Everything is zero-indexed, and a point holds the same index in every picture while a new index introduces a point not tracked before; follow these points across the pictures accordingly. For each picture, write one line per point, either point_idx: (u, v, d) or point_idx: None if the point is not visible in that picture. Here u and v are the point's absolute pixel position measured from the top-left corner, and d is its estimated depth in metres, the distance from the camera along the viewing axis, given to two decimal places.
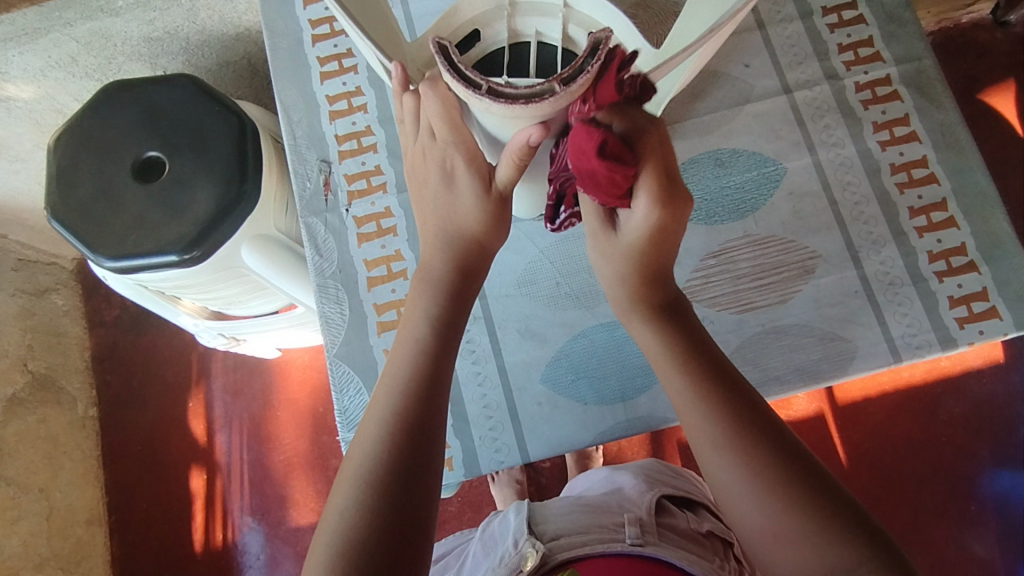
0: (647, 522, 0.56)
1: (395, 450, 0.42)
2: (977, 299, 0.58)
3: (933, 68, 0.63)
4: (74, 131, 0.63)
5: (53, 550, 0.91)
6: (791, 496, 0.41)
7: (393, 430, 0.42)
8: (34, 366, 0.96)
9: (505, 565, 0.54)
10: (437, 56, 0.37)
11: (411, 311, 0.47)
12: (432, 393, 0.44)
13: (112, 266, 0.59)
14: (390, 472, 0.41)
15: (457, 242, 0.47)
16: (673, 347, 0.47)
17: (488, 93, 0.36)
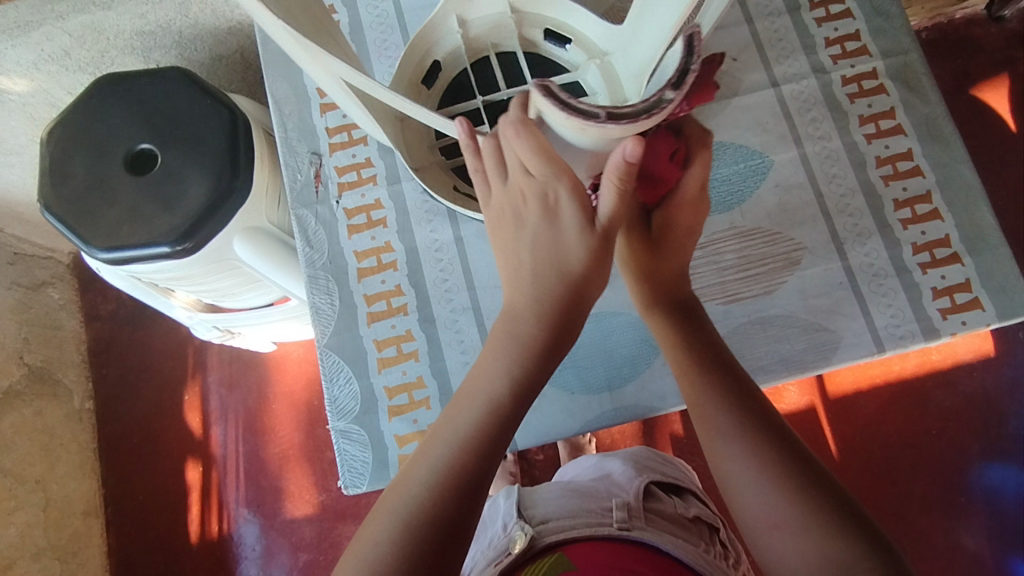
0: (634, 507, 0.56)
1: (449, 493, 0.40)
2: (960, 290, 0.58)
3: (919, 62, 0.64)
4: (67, 123, 0.63)
5: (50, 541, 0.92)
6: (785, 483, 0.42)
7: (442, 480, 0.40)
8: (30, 358, 0.97)
9: (495, 549, 0.55)
10: (546, 99, 0.39)
11: (488, 364, 0.45)
12: (498, 443, 0.42)
13: (105, 258, 0.59)
14: (437, 519, 0.39)
15: (552, 283, 0.45)
16: (692, 347, 0.50)
17: (609, 118, 0.38)
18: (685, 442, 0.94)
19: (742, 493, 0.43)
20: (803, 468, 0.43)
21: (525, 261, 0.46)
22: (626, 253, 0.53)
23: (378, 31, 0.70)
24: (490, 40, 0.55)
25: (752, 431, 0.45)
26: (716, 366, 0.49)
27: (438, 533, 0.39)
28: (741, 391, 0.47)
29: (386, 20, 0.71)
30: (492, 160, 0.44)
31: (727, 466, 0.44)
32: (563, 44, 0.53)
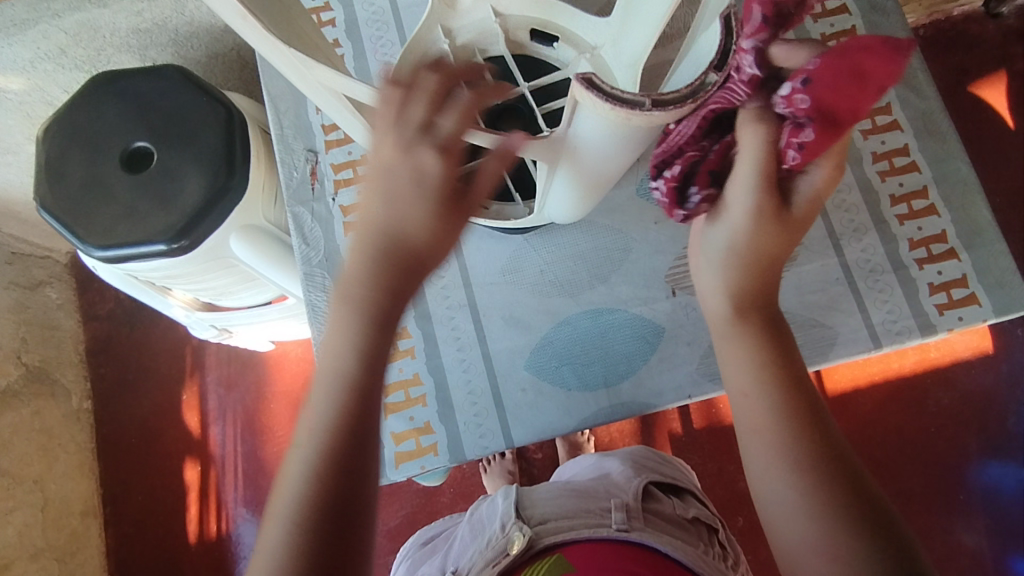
0: (632, 508, 0.56)
1: (330, 475, 0.39)
2: (957, 286, 0.58)
3: (915, 58, 0.64)
4: (64, 121, 0.63)
5: (48, 541, 0.92)
6: (822, 507, 0.40)
7: (319, 467, 0.39)
8: (28, 358, 0.97)
9: (493, 549, 0.54)
10: (589, 90, 0.36)
11: (336, 333, 0.41)
12: (363, 411, 0.40)
13: (101, 256, 0.59)
14: (322, 508, 0.38)
15: (386, 245, 0.41)
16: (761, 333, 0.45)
17: (655, 106, 0.36)
18: (683, 440, 0.94)
19: (784, 507, 0.41)
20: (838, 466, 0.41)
21: (380, 214, 0.41)
22: (764, 227, 0.44)
23: (374, 28, 0.70)
24: (477, 46, 0.54)
25: (800, 449, 0.41)
26: (771, 343, 0.45)
27: (324, 521, 0.38)
28: (802, 393, 0.43)
29: (382, 17, 0.71)
30: (384, 112, 0.40)
31: (772, 486, 0.42)
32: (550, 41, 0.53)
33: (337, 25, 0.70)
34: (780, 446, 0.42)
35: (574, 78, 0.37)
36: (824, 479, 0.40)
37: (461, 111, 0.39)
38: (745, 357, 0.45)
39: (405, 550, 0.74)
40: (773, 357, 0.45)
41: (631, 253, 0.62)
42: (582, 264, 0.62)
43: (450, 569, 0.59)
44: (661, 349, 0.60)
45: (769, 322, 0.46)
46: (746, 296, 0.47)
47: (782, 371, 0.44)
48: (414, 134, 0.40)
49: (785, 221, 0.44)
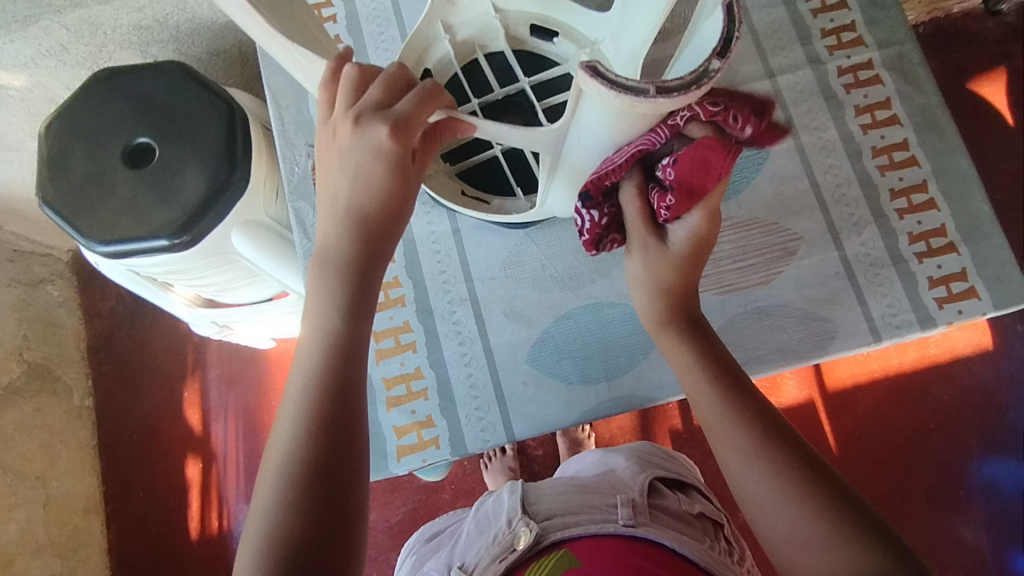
0: (639, 504, 0.56)
1: (315, 440, 0.40)
2: (956, 279, 0.58)
3: (914, 53, 0.64)
4: (66, 117, 0.63)
5: (50, 538, 0.92)
6: (798, 492, 0.42)
7: (308, 431, 0.40)
8: (30, 355, 0.97)
9: (499, 545, 0.55)
10: (595, 79, 0.35)
11: (314, 311, 0.44)
12: (346, 379, 0.42)
13: (103, 251, 0.59)
14: (315, 468, 0.39)
15: (358, 224, 0.43)
16: (700, 350, 0.49)
17: (659, 94, 0.36)
18: (684, 436, 0.94)
19: (763, 508, 0.43)
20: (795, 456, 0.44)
21: (346, 191, 0.43)
22: (649, 268, 0.50)
23: (375, 24, 0.71)
24: (477, 43, 0.55)
25: (758, 438, 0.45)
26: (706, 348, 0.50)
27: (317, 485, 0.39)
28: (744, 392, 0.47)
29: (383, 13, 0.71)
30: (343, 91, 0.41)
31: (744, 481, 0.44)
32: (550, 36, 0.54)
33: (338, 22, 0.71)
34: (747, 440, 0.45)
35: (579, 67, 0.36)
36: (791, 464, 0.43)
37: (421, 94, 0.41)
38: (683, 361, 0.50)
39: (408, 546, 0.74)
40: (715, 363, 0.49)
41: None
42: (582, 258, 0.62)
43: (455, 564, 0.59)
44: None
45: (694, 325, 0.51)
46: (674, 308, 0.51)
47: (727, 370, 0.48)
48: (367, 111, 0.40)
49: (671, 259, 0.49)
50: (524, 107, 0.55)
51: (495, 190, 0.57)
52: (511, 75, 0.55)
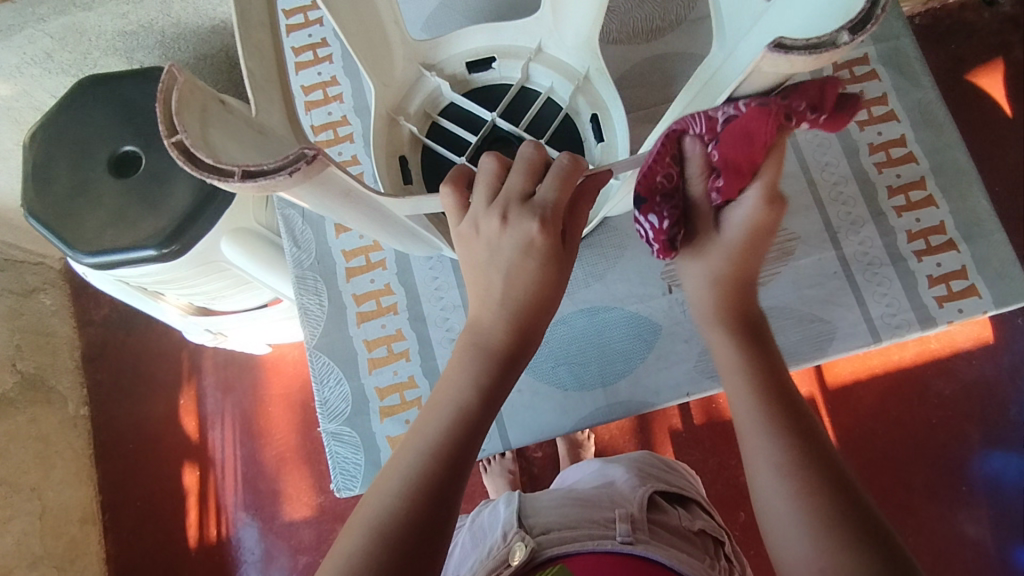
0: (638, 519, 0.55)
1: (413, 513, 0.37)
2: (956, 278, 0.58)
3: (910, 47, 0.64)
4: (50, 126, 0.62)
5: (47, 549, 0.92)
6: (812, 506, 0.38)
7: (411, 491, 0.38)
8: (23, 365, 0.96)
9: (494, 560, 0.54)
10: (788, 56, 0.29)
11: (454, 373, 0.42)
12: (465, 453, 0.40)
13: (90, 262, 0.58)
14: (408, 529, 0.37)
15: (520, 307, 0.41)
16: (752, 355, 0.45)
17: (856, 33, 0.28)
18: (684, 436, 0.93)
19: (777, 525, 0.39)
20: (819, 464, 0.40)
21: (497, 286, 0.42)
22: (706, 263, 0.45)
23: None
24: (427, 109, 0.58)
25: (789, 437, 0.41)
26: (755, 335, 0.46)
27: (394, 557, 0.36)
28: (786, 393, 0.43)
29: None
30: (485, 186, 0.42)
31: (762, 493, 0.40)
32: (489, 66, 0.58)
33: (324, 24, 0.72)
34: (786, 467, 0.39)
35: (764, 53, 0.30)
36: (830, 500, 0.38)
37: (559, 176, 0.40)
38: (731, 361, 0.45)
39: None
40: (770, 383, 0.43)
41: (626, 249, 0.61)
42: (577, 263, 0.61)
43: None
44: (658, 346, 0.60)
45: (755, 332, 0.46)
46: (732, 307, 0.46)
47: (782, 394, 0.43)
48: (513, 204, 0.41)
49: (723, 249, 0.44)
50: (513, 140, 0.55)
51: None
52: (475, 119, 0.58)
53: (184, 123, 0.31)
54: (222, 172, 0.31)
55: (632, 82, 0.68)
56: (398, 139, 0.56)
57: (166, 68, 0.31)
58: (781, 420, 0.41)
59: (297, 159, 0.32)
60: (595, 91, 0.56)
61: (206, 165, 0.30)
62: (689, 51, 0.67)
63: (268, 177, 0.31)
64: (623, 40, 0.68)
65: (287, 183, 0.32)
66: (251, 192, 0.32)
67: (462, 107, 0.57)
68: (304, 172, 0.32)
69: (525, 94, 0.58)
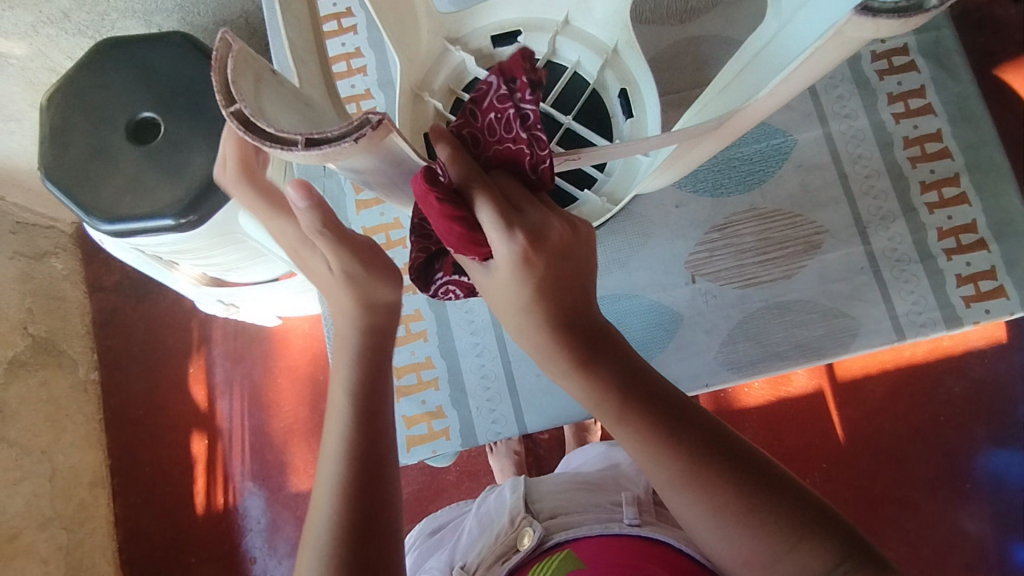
0: (644, 501, 0.56)
1: (347, 508, 0.41)
2: (985, 278, 0.58)
3: (951, 38, 0.64)
4: (67, 88, 0.61)
5: (57, 510, 0.93)
6: (727, 508, 0.38)
7: (343, 488, 0.42)
8: (34, 329, 0.97)
9: (502, 544, 0.55)
10: (875, 20, 0.29)
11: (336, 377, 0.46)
12: (372, 442, 0.44)
13: (107, 230, 0.58)
14: (348, 525, 0.41)
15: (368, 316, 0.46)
16: (604, 380, 0.39)
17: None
18: None
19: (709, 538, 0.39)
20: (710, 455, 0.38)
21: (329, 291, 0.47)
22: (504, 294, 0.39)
23: None
24: (451, 83, 0.56)
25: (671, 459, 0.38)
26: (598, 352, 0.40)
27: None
28: (641, 404, 0.39)
29: None
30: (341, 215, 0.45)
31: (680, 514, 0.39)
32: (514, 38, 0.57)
33: None
34: (703, 512, 0.38)
35: (850, 18, 0.29)
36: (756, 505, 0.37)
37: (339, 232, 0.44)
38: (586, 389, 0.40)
39: (409, 541, 0.73)
40: (650, 408, 0.39)
41: (653, 236, 0.62)
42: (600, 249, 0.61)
43: (457, 564, 0.57)
44: (679, 336, 0.60)
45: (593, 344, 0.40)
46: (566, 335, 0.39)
47: (640, 405, 0.39)
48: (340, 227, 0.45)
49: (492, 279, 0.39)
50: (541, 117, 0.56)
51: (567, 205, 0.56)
52: None
53: (242, 92, 0.31)
54: (287, 142, 0.31)
55: (663, 65, 0.66)
56: (421, 115, 0.55)
57: (220, 38, 0.31)
58: (669, 443, 0.38)
59: (362, 125, 0.31)
60: (623, 65, 0.55)
61: (265, 133, 0.30)
62: (724, 34, 0.66)
63: (332, 145, 0.31)
64: (654, 22, 0.67)
65: (351, 150, 0.31)
66: (314, 162, 0.32)
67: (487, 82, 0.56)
68: (368, 139, 0.31)
69: (550, 70, 0.57)
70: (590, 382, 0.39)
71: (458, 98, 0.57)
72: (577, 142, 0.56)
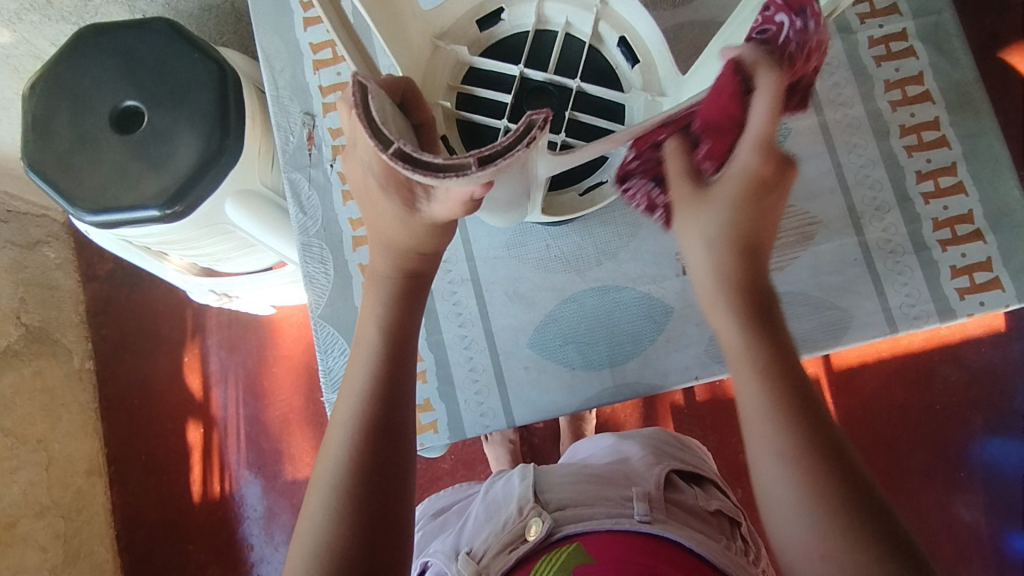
0: (655, 498, 0.55)
1: (362, 451, 0.45)
2: (980, 269, 0.58)
3: (951, 23, 0.62)
4: (49, 75, 0.60)
5: (54, 499, 0.93)
6: (822, 494, 0.39)
7: (360, 432, 0.45)
8: (28, 318, 0.96)
9: (509, 533, 0.54)
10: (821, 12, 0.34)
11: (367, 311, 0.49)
12: (394, 389, 0.47)
13: (93, 221, 0.57)
14: (358, 470, 0.44)
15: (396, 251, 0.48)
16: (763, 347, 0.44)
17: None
18: (686, 413, 0.93)
19: (783, 519, 0.40)
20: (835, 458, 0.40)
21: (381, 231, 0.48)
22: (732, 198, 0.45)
23: None
24: (447, 79, 0.55)
25: (795, 431, 0.41)
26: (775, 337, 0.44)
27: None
28: (797, 385, 0.43)
29: None
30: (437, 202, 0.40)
31: (768, 484, 0.41)
32: (497, 17, 0.55)
33: None
34: (794, 489, 0.39)
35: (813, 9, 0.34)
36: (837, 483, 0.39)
37: (445, 208, 0.40)
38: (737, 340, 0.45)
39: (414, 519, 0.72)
40: (777, 368, 0.43)
41: (645, 227, 0.61)
42: (589, 240, 0.61)
43: (463, 549, 0.56)
44: (668, 329, 0.60)
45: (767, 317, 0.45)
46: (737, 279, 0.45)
47: (796, 385, 0.43)
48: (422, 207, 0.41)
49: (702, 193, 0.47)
50: (550, 89, 0.55)
51: (599, 168, 0.56)
52: (497, 80, 0.56)
53: (393, 132, 0.34)
54: (460, 166, 0.33)
55: None
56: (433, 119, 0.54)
57: (354, 83, 0.33)
58: (787, 401, 0.42)
59: (529, 128, 0.33)
60: (616, 13, 0.53)
61: (439, 166, 0.33)
62: (719, 19, 0.64)
63: (506, 156, 0.33)
64: (647, 6, 0.65)
65: (521, 155, 0.34)
66: (484, 179, 0.35)
67: (483, 69, 0.55)
68: (536, 142, 0.33)
69: (541, 39, 0.56)
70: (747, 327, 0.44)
71: (460, 92, 0.55)
72: (594, 105, 0.55)
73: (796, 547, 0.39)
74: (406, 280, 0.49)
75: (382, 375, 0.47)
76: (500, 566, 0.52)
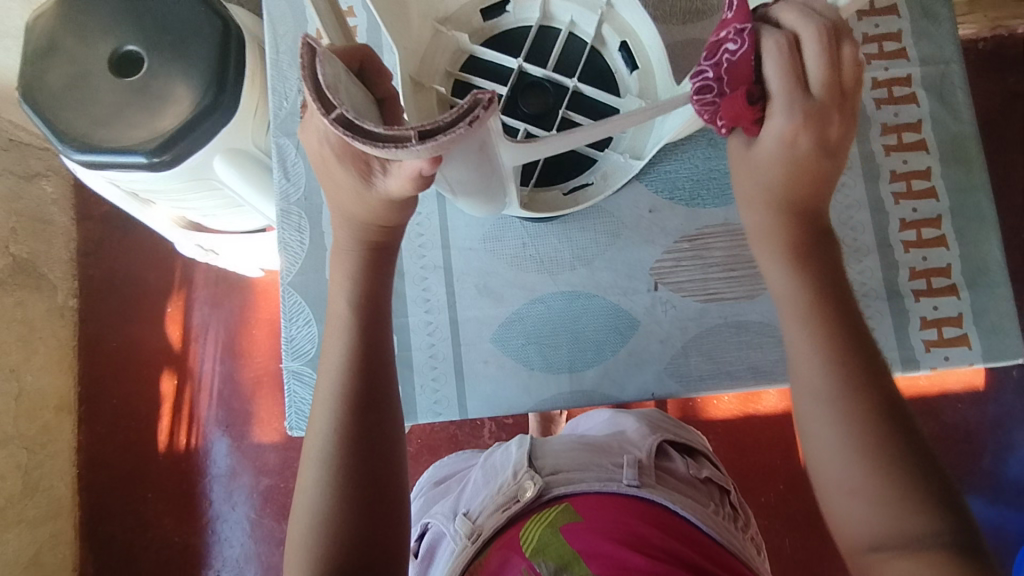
0: (645, 465, 0.53)
1: (348, 419, 0.46)
2: (950, 324, 0.58)
3: (958, 74, 0.62)
4: (57, 11, 0.60)
5: (20, 430, 0.94)
6: (881, 468, 0.38)
7: (341, 401, 0.46)
8: (16, 249, 0.96)
9: (503, 495, 0.51)
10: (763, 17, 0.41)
11: (335, 286, 0.50)
12: (372, 358, 0.48)
13: (80, 160, 0.57)
14: (344, 436, 0.46)
15: (365, 229, 0.48)
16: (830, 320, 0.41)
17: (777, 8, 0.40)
18: None
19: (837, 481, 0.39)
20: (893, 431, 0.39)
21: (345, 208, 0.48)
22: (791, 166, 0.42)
23: None
24: (445, 65, 0.55)
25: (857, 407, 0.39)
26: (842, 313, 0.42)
27: (355, 529, 0.44)
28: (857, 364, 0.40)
29: None
30: (390, 175, 0.40)
31: (827, 451, 0.39)
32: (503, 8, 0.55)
33: None
34: (851, 458, 0.38)
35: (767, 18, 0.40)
36: (885, 423, 0.39)
37: (397, 179, 0.40)
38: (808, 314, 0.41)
39: (418, 487, 0.68)
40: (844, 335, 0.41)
41: (623, 238, 0.61)
42: (567, 244, 0.61)
43: (460, 510, 0.54)
44: (632, 342, 0.60)
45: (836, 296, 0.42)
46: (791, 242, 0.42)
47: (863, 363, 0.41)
48: (378, 178, 0.41)
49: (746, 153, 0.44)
50: (547, 86, 0.55)
51: (587, 169, 0.58)
52: (497, 70, 0.56)
53: (338, 98, 0.34)
54: (401, 138, 0.33)
55: None
56: (427, 103, 0.54)
57: (304, 45, 0.34)
58: (831, 350, 0.41)
59: (473, 106, 0.33)
60: (620, 18, 0.53)
61: (381, 136, 0.34)
62: None
63: (445, 134, 0.33)
64: (657, 18, 0.65)
65: (463, 133, 0.34)
66: (425, 153, 0.35)
67: (485, 59, 0.56)
68: (479, 121, 0.33)
69: (545, 35, 0.56)
70: (800, 274, 0.43)
71: (458, 79, 0.56)
72: (587, 107, 0.55)
73: (852, 516, 0.38)
74: (373, 254, 0.49)
75: (355, 349, 0.48)
76: (494, 524, 0.50)
